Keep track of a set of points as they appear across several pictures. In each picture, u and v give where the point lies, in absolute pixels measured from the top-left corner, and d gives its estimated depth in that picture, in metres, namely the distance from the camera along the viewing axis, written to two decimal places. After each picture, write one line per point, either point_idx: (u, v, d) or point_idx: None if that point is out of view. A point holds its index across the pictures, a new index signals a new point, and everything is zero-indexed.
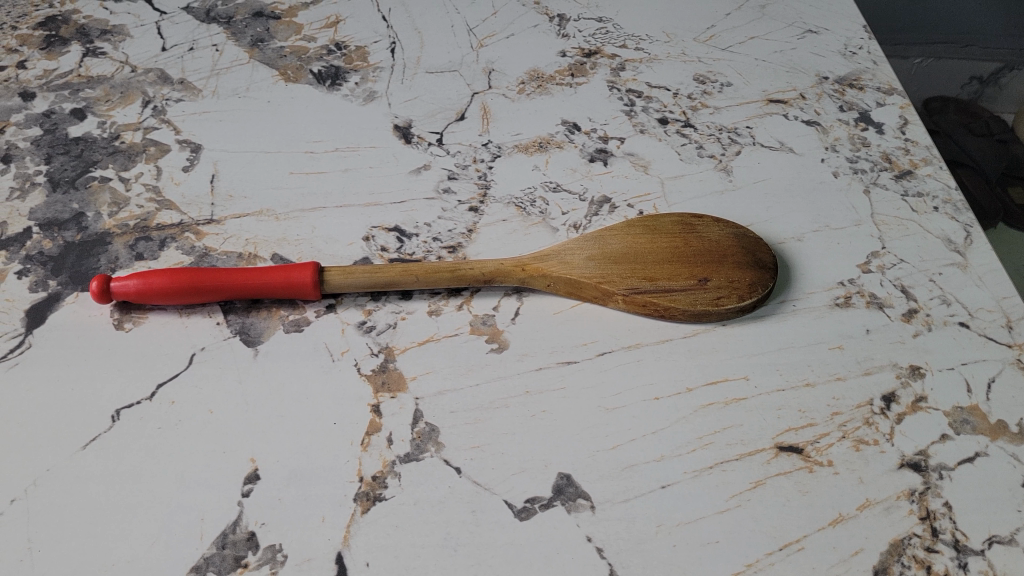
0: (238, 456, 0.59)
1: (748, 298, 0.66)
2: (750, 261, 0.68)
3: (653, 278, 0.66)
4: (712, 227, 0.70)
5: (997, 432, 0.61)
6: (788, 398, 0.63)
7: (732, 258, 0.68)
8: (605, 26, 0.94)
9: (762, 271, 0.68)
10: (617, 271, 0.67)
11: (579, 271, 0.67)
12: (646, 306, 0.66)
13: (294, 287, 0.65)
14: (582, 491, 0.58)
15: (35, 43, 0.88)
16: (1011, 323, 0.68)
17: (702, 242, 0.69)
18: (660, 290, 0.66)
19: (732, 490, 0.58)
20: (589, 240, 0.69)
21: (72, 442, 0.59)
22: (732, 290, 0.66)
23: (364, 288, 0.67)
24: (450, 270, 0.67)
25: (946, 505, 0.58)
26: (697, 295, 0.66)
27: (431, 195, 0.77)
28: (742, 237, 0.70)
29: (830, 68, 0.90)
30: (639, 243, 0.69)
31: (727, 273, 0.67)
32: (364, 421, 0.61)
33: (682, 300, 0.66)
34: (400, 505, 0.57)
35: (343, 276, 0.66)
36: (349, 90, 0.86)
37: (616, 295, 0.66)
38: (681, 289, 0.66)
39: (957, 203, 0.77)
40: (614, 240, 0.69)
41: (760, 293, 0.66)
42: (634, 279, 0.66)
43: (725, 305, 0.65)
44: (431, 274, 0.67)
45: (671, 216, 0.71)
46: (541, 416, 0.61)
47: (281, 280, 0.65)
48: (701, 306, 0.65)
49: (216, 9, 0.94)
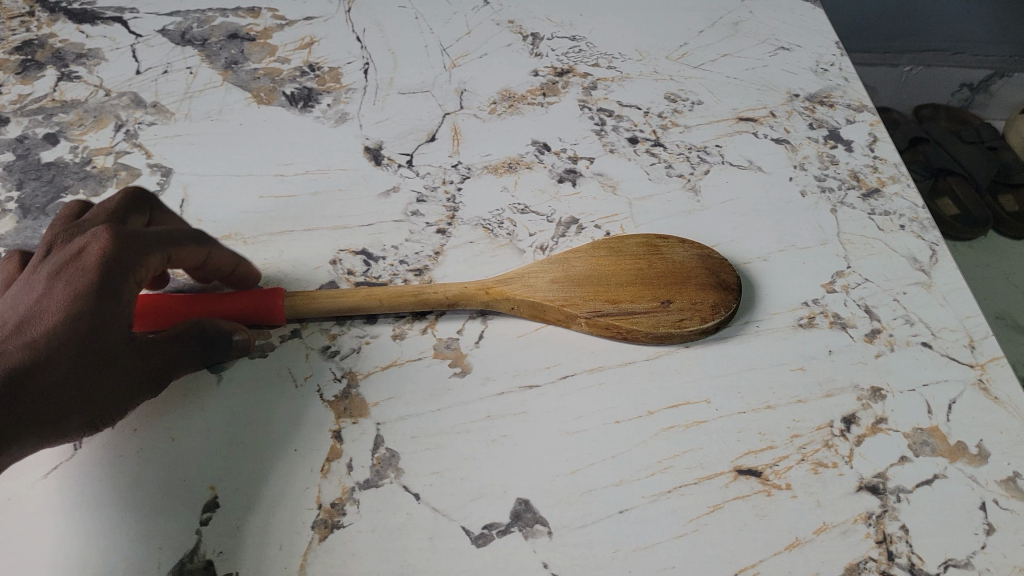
0: (198, 485, 0.59)
1: (710, 320, 0.66)
2: (714, 282, 0.68)
3: (616, 300, 0.67)
4: (676, 248, 0.70)
5: (956, 454, 0.61)
6: (748, 421, 0.63)
7: (695, 280, 0.68)
8: (578, 44, 0.95)
9: (726, 292, 0.68)
10: (580, 293, 0.67)
11: (542, 294, 0.67)
12: (609, 328, 0.66)
13: (269, 312, 0.66)
14: (539, 516, 0.58)
15: (11, 68, 0.90)
16: (973, 342, 0.68)
17: (666, 264, 0.69)
18: (622, 312, 0.66)
19: (690, 514, 0.58)
20: (553, 263, 0.70)
21: (33, 472, 0.60)
22: (695, 312, 0.66)
23: (328, 313, 0.67)
24: (414, 294, 0.67)
25: (903, 529, 0.58)
26: (660, 317, 0.66)
27: (399, 218, 0.77)
28: (707, 258, 0.70)
29: (801, 85, 0.90)
30: (603, 265, 0.69)
31: (690, 295, 0.67)
32: (324, 446, 0.61)
33: (645, 322, 0.66)
34: (357, 533, 0.57)
35: (306, 301, 0.67)
36: (321, 112, 0.86)
37: (579, 318, 0.66)
38: (643, 311, 0.66)
39: (924, 221, 0.77)
40: (578, 263, 0.69)
41: (723, 314, 0.66)
42: (596, 301, 0.67)
43: (687, 326, 0.65)
44: (394, 298, 0.67)
45: (637, 238, 0.71)
46: (502, 441, 0.62)
47: (257, 304, 0.65)
48: (664, 327, 0.65)
49: (191, 31, 0.95)
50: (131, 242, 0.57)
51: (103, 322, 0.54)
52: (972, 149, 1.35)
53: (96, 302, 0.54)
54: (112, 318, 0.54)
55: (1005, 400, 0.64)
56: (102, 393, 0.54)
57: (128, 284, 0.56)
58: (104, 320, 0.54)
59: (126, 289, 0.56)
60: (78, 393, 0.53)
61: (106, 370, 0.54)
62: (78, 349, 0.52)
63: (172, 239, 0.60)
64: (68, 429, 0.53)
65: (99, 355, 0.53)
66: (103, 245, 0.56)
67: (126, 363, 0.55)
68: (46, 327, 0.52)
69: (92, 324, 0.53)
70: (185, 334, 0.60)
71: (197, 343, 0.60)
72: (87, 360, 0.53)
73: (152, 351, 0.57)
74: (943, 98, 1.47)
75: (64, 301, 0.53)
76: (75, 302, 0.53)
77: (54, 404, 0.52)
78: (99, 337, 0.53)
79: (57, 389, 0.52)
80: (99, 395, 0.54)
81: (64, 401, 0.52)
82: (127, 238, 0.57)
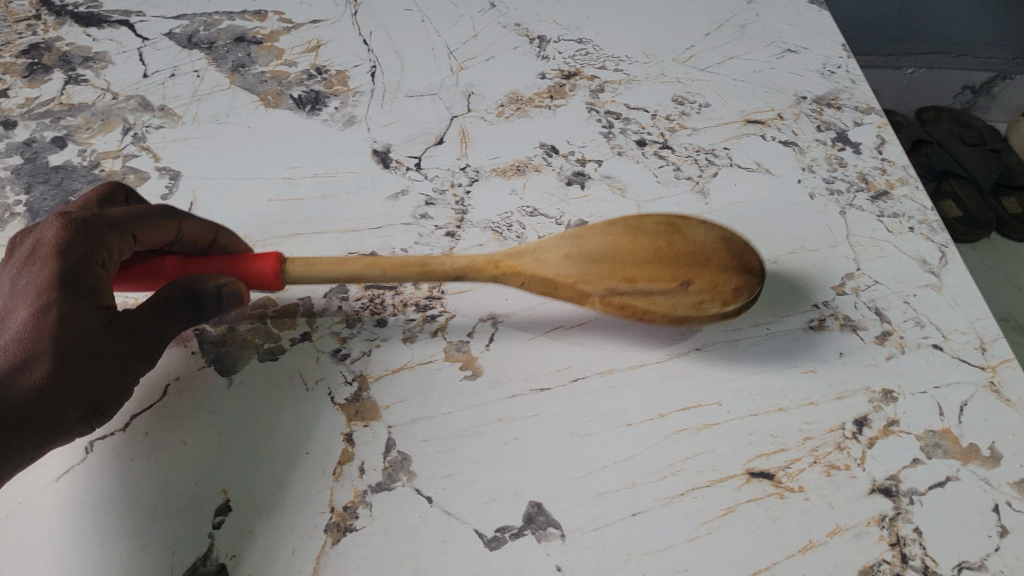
0: (210, 488, 0.59)
1: (732, 303, 0.63)
2: (736, 264, 0.66)
3: (633, 278, 0.64)
4: (698, 229, 0.68)
5: (969, 456, 0.61)
6: (760, 423, 0.63)
7: (718, 261, 0.65)
8: (585, 47, 0.95)
9: (749, 275, 0.65)
10: (594, 270, 0.65)
11: (554, 270, 0.66)
12: (623, 309, 0.64)
13: (256, 277, 0.63)
14: (552, 519, 0.58)
15: (18, 71, 0.90)
16: (984, 344, 0.68)
17: (686, 244, 0.66)
18: (638, 291, 0.64)
19: (703, 517, 0.58)
20: (568, 238, 0.67)
21: (44, 476, 0.59)
22: (715, 295, 0.64)
23: (328, 280, 0.65)
24: (420, 266, 0.65)
25: (916, 531, 0.57)
26: (678, 299, 0.64)
27: (409, 221, 0.77)
28: (730, 241, 0.67)
29: (808, 88, 0.90)
30: (620, 243, 0.67)
31: (712, 277, 0.64)
32: (336, 450, 0.61)
33: (661, 303, 0.63)
34: (370, 536, 0.57)
35: (307, 268, 0.65)
36: (328, 115, 0.86)
37: (592, 297, 0.64)
38: (660, 291, 0.64)
39: (932, 223, 0.77)
40: (594, 239, 0.67)
41: (746, 297, 0.64)
42: (611, 280, 0.65)
43: (707, 309, 0.63)
44: (399, 270, 0.65)
45: (656, 218, 0.69)
46: (514, 444, 0.62)
47: (244, 269, 0.63)
48: (681, 311, 0.63)
49: (198, 34, 0.95)
50: (85, 227, 0.56)
51: (71, 313, 0.53)
52: (974, 151, 1.35)
53: (61, 295, 0.53)
54: (83, 307, 0.54)
55: (1017, 402, 0.64)
56: (88, 384, 0.54)
57: (91, 270, 0.55)
58: (73, 312, 0.53)
59: (91, 275, 0.55)
60: (62, 390, 0.53)
61: (85, 359, 0.53)
62: (53, 346, 0.52)
63: (134, 216, 0.59)
64: (64, 424, 0.54)
65: (74, 347, 0.53)
66: (57, 236, 0.55)
67: (106, 347, 0.54)
68: (18, 329, 0.53)
69: (59, 318, 0.53)
70: (169, 299, 0.58)
71: (182, 305, 0.58)
72: (63, 354, 0.52)
73: (132, 327, 0.56)
74: (944, 100, 1.49)
75: (29, 300, 0.53)
76: (39, 299, 0.53)
77: (43, 404, 0.52)
78: (71, 330, 0.53)
79: (42, 390, 0.52)
80: (87, 386, 0.54)
81: (53, 400, 0.52)
82: (80, 224, 0.56)
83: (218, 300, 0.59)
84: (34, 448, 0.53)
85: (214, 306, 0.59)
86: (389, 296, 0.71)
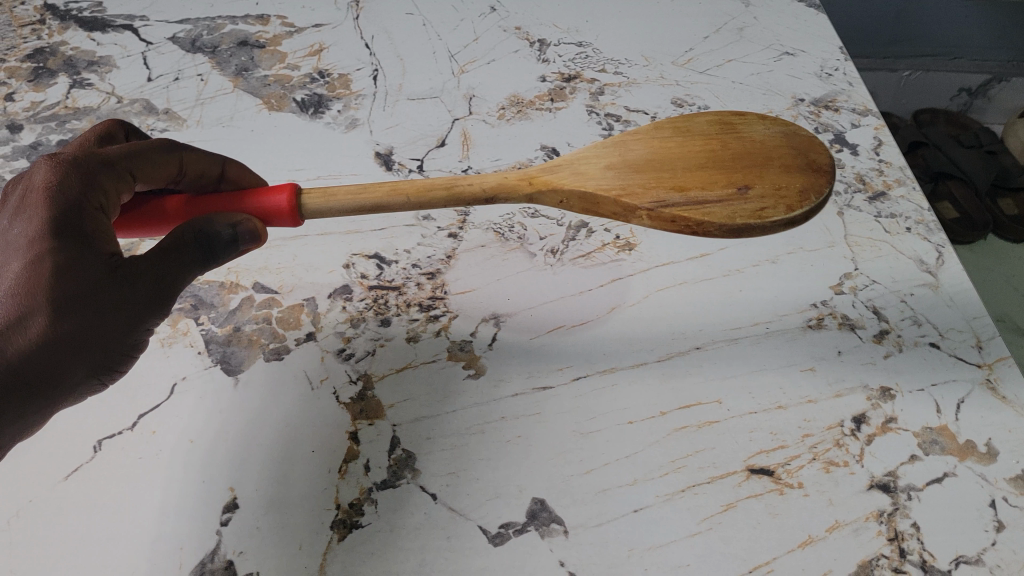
0: (217, 486, 0.60)
1: (798, 209, 0.55)
2: (803, 164, 0.57)
3: (683, 188, 0.57)
4: (755, 125, 0.60)
5: (966, 453, 0.62)
6: (760, 421, 0.64)
7: (779, 161, 0.58)
8: (584, 50, 0.96)
9: (817, 175, 0.57)
10: (639, 181, 0.58)
11: (594, 183, 0.58)
12: (674, 222, 0.56)
13: (267, 213, 0.58)
14: (555, 516, 0.58)
15: (23, 76, 0.90)
16: (981, 342, 0.69)
17: (742, 144, 0.59)
18: (690, 201, 0.56)
19: (704, 512, 0.59)
20: (609, 147, 0.60)
21: (54, 474, 0.60)
22: (778, 199, 0.56)
23: (347, 212, 0.59)
24: (446, 188, 0.58)
25: (913, 526, 0.58)
26: (737, 207, 0.55)
27: (411, 222, 0.78)
28: (792, 136, 0.59)
29: (805, 90, 0.91)
30: (666, 149, 0.60)
31: (773, 179, 0.57)
32: (341, 447, 0.62)
33: (718, 212, 0.55)
34: (375, 533, 0.58)
35: (323, 199, 0.58)
36: (331, 118, 0.87)
37: (639, 210, 0.57)
38: (716, 199, 0.56)
39: (929, 223, 0.78)
40: (637, 146, 0.60)
41: (814, 201, 0.55)
42: (659, 191, 0.57)
43: (770, 216, 0.55)
44: (424, 192, 0.58)
45: (706, 117, 0.62)
46: (517, 441, 0.62)
47: (254, 205, 0.58)
48: (741, 219, 0.55)
49: (201, 38, 0.96)
50: (80, 168, 0.52)
51: (70, 260, 0.49)
52: (970, 153, 1.36)
53: (58, 241, 0.49)
54: (83, 254, 0.50)
55: (1012, 399, 0.65)
56: (91, 338, 0.50)
57: (89, 213, 0.51)
58: (74, 259, 0.49)
59: (89, 219, 0.51)
60: (64, 345, 0.49)
61: (87, 309, 0.49)
62: (53, 296, 0.48)
63: (132, 155, 0.56)
64: (69, 382, 0.50)
65: (76, 296, 0.49)
66: (50, 179, 0.51)
67: (110, 295, 0.50)
68: (12, 281, 0.48)
69: (58, 266, 0.49)
70: (179, 243, 0.53)
71: (194, 248, 0.54)
72: (65, 304, 0.49)
73: (141, 272, 0.51)
74: (942, 103, 1.49)
75: (22, 250, 0.49)
76: (34, 247, 0.49)
77: (44, 360, 0.49)
78: (71, 278, 0.49)
79: (42, 345, 0.48)
80: (90, 339, 0.50)
81: (54, 355, 0.49)
82: (74, 166, 0.52)
83: (233, 240, 0.56)
84: (37, 408, 0.49)
85: (230, 246, 0.56)
86: (393, 297, 0.72)
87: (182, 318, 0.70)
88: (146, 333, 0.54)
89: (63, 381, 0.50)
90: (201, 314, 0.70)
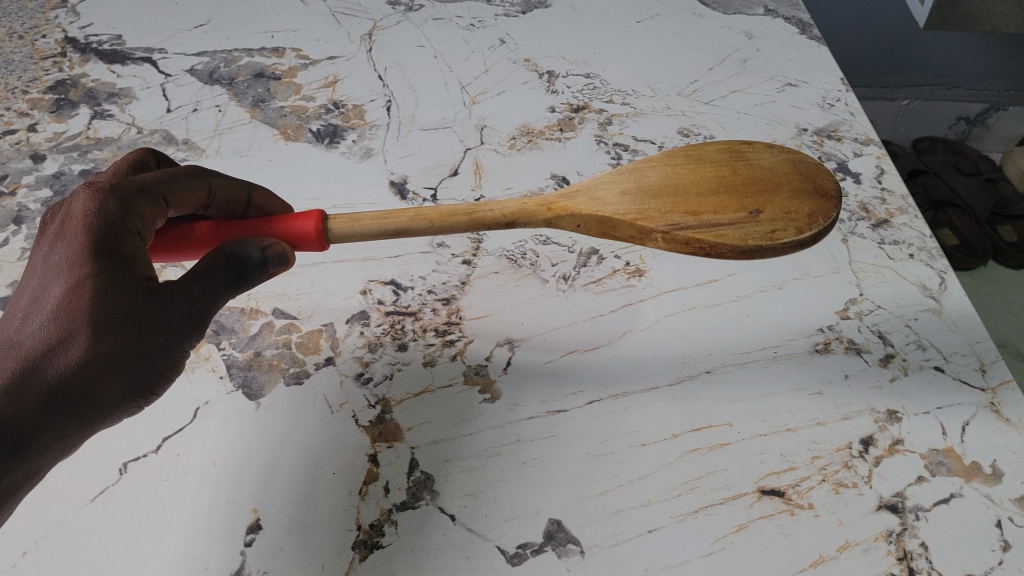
0: (241, 507, 0.61)
1: (808, 230, 0.57)
2: (811, 189, 0.60)
3: (697, 212, 0.59)
4: (763, 153, 0.62)
5: (971, 474, 0.63)
6: (770, 443, 0.65)
7: (788, 186, 0.60)
8: (592, 82, 0.98)
9: (823, 200, 0.59)
10: (654, 206, 0.60)
11: (611, 208, 0.60)
12: (688, 244, 0.58)
13: (295, 237, 0.60)
14: (572, 536, 0.60)
15: (45, 107, 0.93)
16: (984, 366, 0.71)
17: (753, 170, 0.61)
18: (704, 225, 0.58)
19: (717, 533, 0.60)
20: (623, 173, 0.63)
21: (81, 495, 0.61)
22: (788, 222, 0.58)
23: (373, 236, 0.61)
24: (467, 212, 0.60)
25: (922, 546, 0.60)
26: (748, 229, 0.57)
27: (427, 250, 0.80)
28: (800, 163, 0.61)
29: (809, 120, 0.93)
30: (679, 174, 0.62)
31: (782, 203, 0.59)
32: (362, 470, 0.63)
33: (731, 235, 0.57)
34: (396, 552, 0.59)
35: (350, 223, 0.60)
36: (346, 148, 0.89)
37: (654, 233, 0.59)
38: (728, 223, 0.58)
39: (932, 250, 0.80)
40: (651, 173, 0.62)
41: (821, 223, 0.58)
42: (674, 215, 0.59)
43: (781, 238, 0.57)
44: (447, 217, 0.60)
45: (716, 146, 0.64)
46: (533, 463, 0.64)
47: (282, 230, 0.60)
48: (753, 240, 0.57)
49: (218, 70, 0.98)
50: (117, 194, 0.54)
51: (108, 284, 0.50)
52: (969, 179, 1.41)
53: (97, 265, 0.51)
54: (119, 276, 0.51)
55: (1016, 421, 0.66)
56: (132, 357, 0.51)
57: (125, 238, 0.53)
58: (111, 282, 0.51)
59: (126, 243, 0.53)
60: (104, 365, 0.50)
61: (126, 330, 0.50)
62: (94, 316, 0.49)
63: (163, 179, 0.58)
64: (109, 403, 0.51)
65: (114, 319, 0.50)
66: (87, 206, 0.53)
67: (148, 317, 0.51)
68: (53, 304, 0.50)
69: (97, 289, 0.50)
70: (210, 265, 0.55)
71: (226, 269, 0.55)
72: (104, 324, 0.50)
73: (175, 293, 0.53)
74: (939, 131, 1.53)
75: (63, 274, 0.50)
76: (74, 271, 0.50)
77: (84, 380, 0.49)
78: (110, 300, 0.50)
79: (83, 365, 0.49)
80: (131, 360, 0.51)
81: (94, 374, 0.50)
82: (112, 192, 0.54)
83: (262, 263, 0.57)
84: (79, 427, 0.50)
85: (260, 270, 0.57)
86: (409, 322, 0.74)
87: (204, 343, 0.72)
88: (185, 354, 0.54)
89: (101, 402, 0.51)
90: (222, 339, 0.72)
